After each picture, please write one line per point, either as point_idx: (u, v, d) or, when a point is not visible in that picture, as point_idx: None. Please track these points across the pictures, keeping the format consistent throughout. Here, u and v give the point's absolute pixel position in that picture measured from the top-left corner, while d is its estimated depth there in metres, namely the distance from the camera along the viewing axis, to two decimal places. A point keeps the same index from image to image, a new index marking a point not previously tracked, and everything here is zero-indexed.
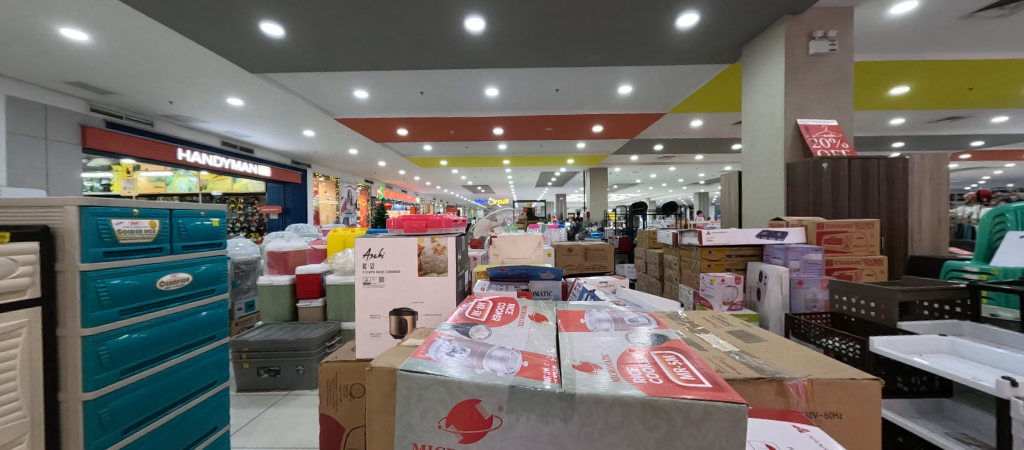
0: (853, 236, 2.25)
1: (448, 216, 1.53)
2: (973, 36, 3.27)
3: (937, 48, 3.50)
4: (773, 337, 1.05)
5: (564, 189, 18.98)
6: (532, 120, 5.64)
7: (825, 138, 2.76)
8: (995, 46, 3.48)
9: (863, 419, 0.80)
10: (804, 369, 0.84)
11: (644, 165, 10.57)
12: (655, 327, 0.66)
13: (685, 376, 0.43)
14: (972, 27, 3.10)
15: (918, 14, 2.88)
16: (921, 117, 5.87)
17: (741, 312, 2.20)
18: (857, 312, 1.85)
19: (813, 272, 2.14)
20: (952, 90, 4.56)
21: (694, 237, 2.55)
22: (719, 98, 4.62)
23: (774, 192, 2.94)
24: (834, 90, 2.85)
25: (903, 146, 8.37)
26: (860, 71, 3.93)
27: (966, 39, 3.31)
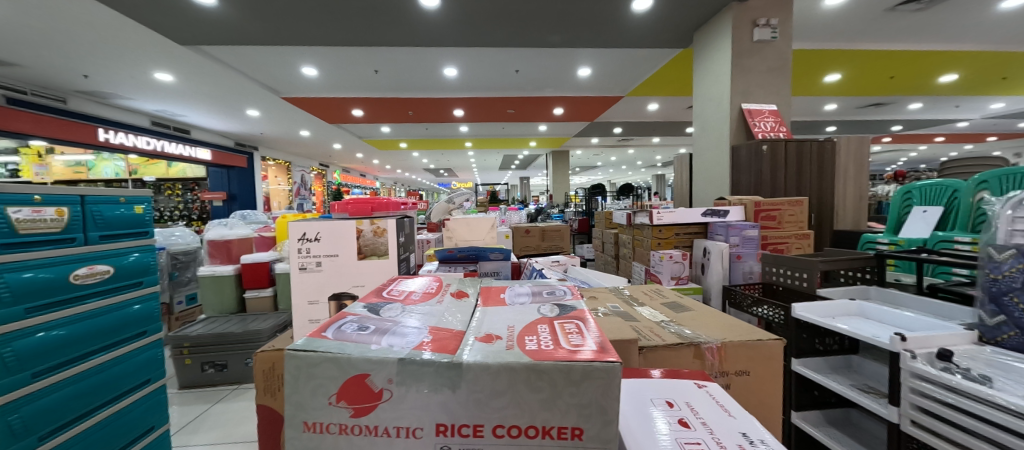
0: (786, 213, 2.44)
1: (395, 199, 1.54)
2: (896, 28, 3.55)
3: (866, 38, 3.77)
4: (702, 306, 1.21)
5: (528, 172, 19.08)
6: (492, 102, 5.54)
7: (766, 121, 2.92)
8: (914, 37, 3.81)
9: (770, 373, 0.94)
10: (722, 333, 0.98)
11: (605, 148, 10.83)
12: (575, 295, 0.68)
13: (575, 341, 0.46)
14: (896, 19, 3.36)
15: (849, 5, 3.07)
16: (851, 103, 6.37)
17: (686, 286, 2.37)
18: (784, 281, 2.06)
19: (749, 247, 2.32)
20: (877, 78, 4.97)
21: (645, 217, 2.65)
22: (674, 82, 4.76)
23: (721, 173, 3.11)
24: (775, 76, 3.00)
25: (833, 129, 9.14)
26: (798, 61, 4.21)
27: (887, 31, 3.61)
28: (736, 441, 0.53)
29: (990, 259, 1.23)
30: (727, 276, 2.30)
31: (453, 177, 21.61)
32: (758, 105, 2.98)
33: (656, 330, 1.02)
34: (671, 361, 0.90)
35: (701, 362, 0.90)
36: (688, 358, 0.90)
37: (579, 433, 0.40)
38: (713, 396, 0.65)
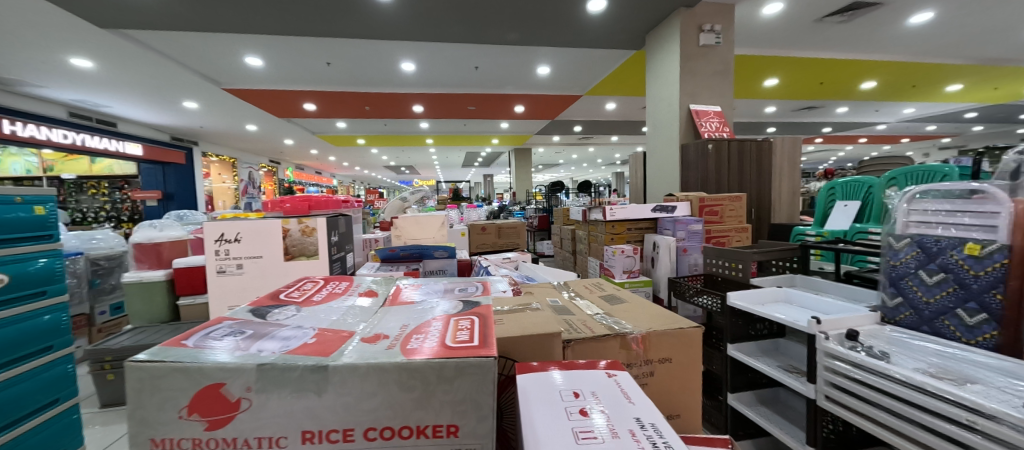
0: (727, 208, 2.60)
1: (335, 198, 1.50)
2: (824, 38, 3.87)
3: (799, 47, 4.09)
4: (635, 297, 1.27)
5: (492, 170, 19.12)
6: (451, 99, 5.47)
7: (711, 122, 3.09)
8: (838, 47, 4.18)
9: (690, 359, 1.00)
10: (648, 323, 1.03)
11: (567, 146, 11.06)
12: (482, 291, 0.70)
13: (460, 338, 0.46)
14: (823, 29, 3.67)
15: (783, 15, 3.32)
16: (787, 106, 6.91)
17: (637, 278, 2.50)
18: (723, 272, 2.20)
19: (694, 240, 2.46)
20: (809, 84, 5.40)
21: (599, 213, 2.73)
22: (630, 83, 4.92)
23: (671, 171, 3.26)
24: (719, 79, 3.18)
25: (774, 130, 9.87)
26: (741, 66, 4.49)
27: (816, 41, 3.94)
28: (629, 428, 0.55)
29: (891, 248, 1.39)
30: (673, 268, 2.44)
31: (418, 174, 21.18)
32: (704, 106, 3.14)
33: (589, 323, 1.05)
34: (599, 352, 0.94)
35: (628, 353, 0.95)
36: (615, 349, 0.94)
37: (455, 430, 0.40)
38: (620, 385, 0.68)
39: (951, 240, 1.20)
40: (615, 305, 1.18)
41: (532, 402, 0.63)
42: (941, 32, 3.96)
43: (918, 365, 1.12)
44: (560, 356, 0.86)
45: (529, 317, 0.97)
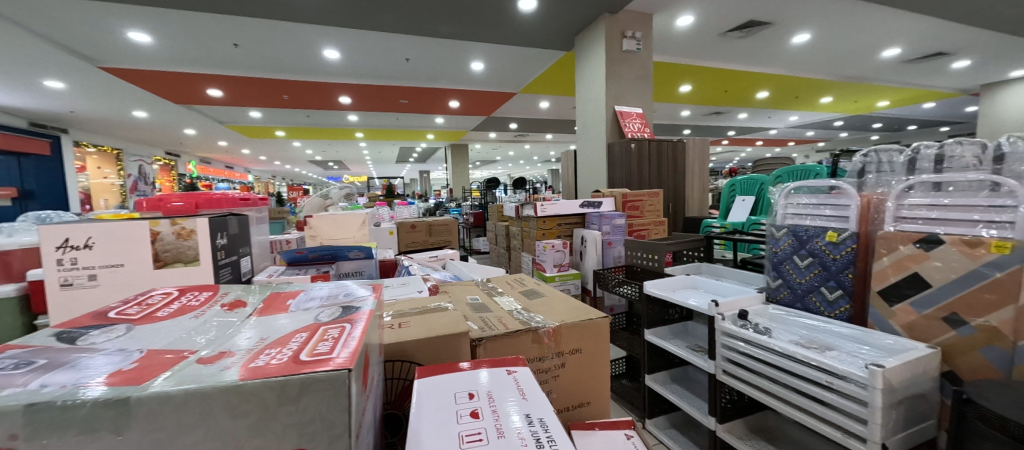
0: (646, 203, 2.85)
1: (232, 196, 1.41)
2: (726, 51, 4.39)
3: (707, 58, 4.60)
4: (553, 290, 1.32)
5: (431, 165, 18.77)
6: (382, 90, 5.21)
7: (633, 123, 3.33)
8: (738, 60, 4.77)
9: (599, 347, 1.07)
10: (561, 316, 1.08)
11: (504, 143, 11.28)
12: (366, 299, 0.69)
13: (319, 350, 0.44)
14: (726, 43, 4.14)
15: (693, 28, 3.68)
16: (699, 111, 7.72)
17: (567, 271, 2.77)
18: (643, 262, 2.45)
19: (618, 234, 2.68)
20: (716, 91, 6.11)
21: (531, 209, 2.88)
22: (561, 83, 5.13)
23: (599, 168, 3.46)
24: (640, 83, 3.43)
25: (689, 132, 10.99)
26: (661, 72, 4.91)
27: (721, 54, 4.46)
28: (515, 426, 0.56)
29: (772, 236, 1.73)
30: (599, 261, 2.70)
31: (351, 169, 19.91)
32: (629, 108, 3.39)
33: (505, 319, 1.07)
34: (512, 348, 0.96)
35: (540, 346, 0.98)
36: (528, 343, 0.97)
37: None
38: (518, 381, 0.70)
39: (815, 229, 1.55)
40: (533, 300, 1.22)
41: (424, 411, 0.61)
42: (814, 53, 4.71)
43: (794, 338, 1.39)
44: (466, 356, 0.88)
45: (438, 321, 0.98)
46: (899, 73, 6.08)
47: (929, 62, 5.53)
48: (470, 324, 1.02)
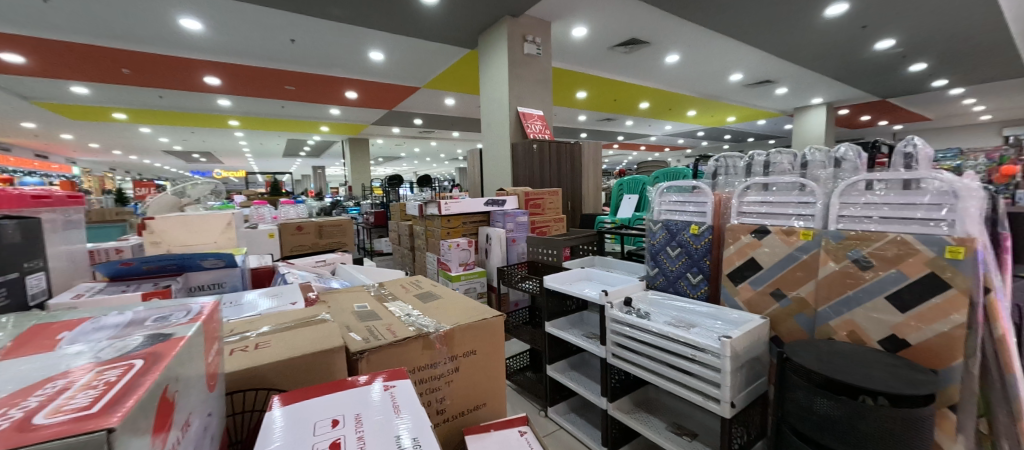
0: (547, 201, 3.03)
1: (24, 195, 1.09)
2: (613, 64, 4.99)
3: (598, 69, 5.17)
4: (449, 293, 1.40)
5: (328, 160, 17.53)
6: (260, 75, 5.06)
7: (535, 124, 3.50)
8: (622, 73, 5.46)
9: (491, 346, 1.17)
10: (454, 319, 1.14)
11: (407, 139, 11.23)
12: (182, 321, 0.58)
13: (76, 403, 0.33)
14: (612, 58, 4.69)
15: (584, 40, 4.05)
16: (593, 116, 8.62)
17: (472, 270, 2.81)
18: (544, 258, 2.74)
19: (521, 230, 2.86)
20: (607, 98, 6.94)
21: (435, 208, 2.89)
22: (462, 81, 5.30)
23: (504, 168, 3.55)
24: (542, 88, 3.60)
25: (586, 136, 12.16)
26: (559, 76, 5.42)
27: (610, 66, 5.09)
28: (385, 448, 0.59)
29: (652, 230, 2.51)
30: (504, 257, 2.83)
31: (221, 160, 16.92)
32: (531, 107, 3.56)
33: (395, 326, 1.09)
34: (399, 357, 0.98)
35: (430, 352, 1.03)
36: (416, 350, 1.00)
37: None
38: (394, 398, 0.74)
39: (683, 225, 2.35)
40: (429, 303, 1.27)
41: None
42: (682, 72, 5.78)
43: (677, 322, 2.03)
44: (339, 375, 0.88)
45: (311, 337, 0.93)
46: (741, 95, 7.79)
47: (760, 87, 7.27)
48: (353, 335, 1.00)
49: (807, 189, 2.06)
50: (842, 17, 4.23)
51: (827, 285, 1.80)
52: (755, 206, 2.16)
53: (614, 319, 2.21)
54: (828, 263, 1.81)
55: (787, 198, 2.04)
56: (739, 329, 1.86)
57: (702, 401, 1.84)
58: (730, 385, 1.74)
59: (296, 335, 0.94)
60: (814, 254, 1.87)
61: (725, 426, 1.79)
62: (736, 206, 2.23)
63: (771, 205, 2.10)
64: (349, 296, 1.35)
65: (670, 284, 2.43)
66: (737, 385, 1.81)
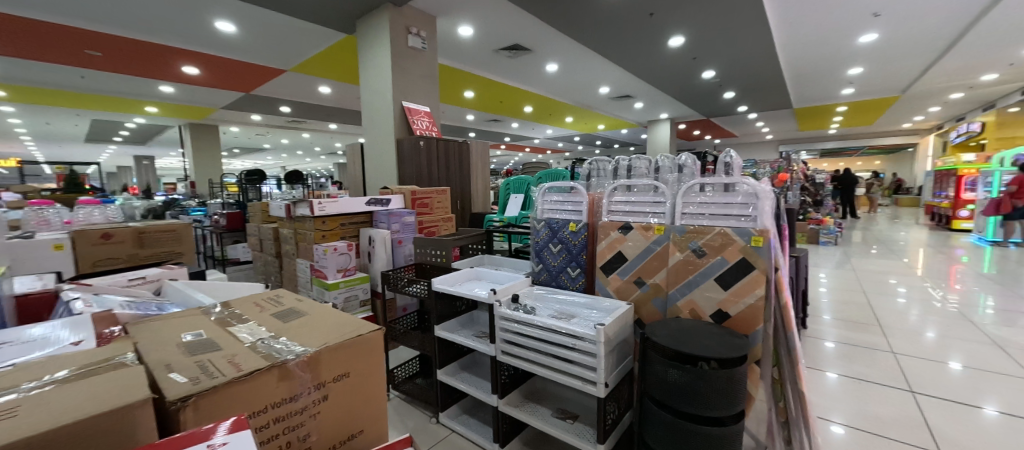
0: (435, 201, 3.11)
1: None
2: (489, 62, 5.85)
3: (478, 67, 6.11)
4: (318, 308, 1.22)
5: (164, 147, 15.06)
6: (72, 40, 4.71)
7: (421, 120, 3.64)
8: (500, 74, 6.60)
9: (367, 364, 1.05)
10: (323, 338, 0.98)
11: (272, 127, 11.26)
12: None
13: None
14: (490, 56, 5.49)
15: (463, 37, 4.60)
16: (481, 117, 10.49)
17: (353, 275, 2.74)
18: (433, 260, 2.74)
19: (408, 231, 2.88)
20: (495, 100, 8.51)
21: (307, 209, 2.70)
22: (333, 66, 6.01)
23: (389, 163, 3.57)
24: (429, 82, 3.85)
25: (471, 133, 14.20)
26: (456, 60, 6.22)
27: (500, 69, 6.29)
28: None
29: (536, 228, 2.58)
30: (390, 261, 2.80)
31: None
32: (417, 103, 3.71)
33: (241, 356, 0.87)
34: (244, 396, 0.77)
35: (290, 383, 0.85)
36: (268, 383, 0.81)
37: None
38: None
39: (564, 223, 2.47)
40: (291, 322, 1.07)
41: None
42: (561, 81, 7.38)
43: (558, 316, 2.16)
44: (146, 439, 0.63)
45: (98, 390, 0.64)
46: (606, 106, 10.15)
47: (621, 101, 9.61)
48: (174, 377, 0.75)
49: (659, 190, 2.35)
50: (680, 49, 5.88)
51: (675, 271, 2.13)
52: (621, 205, 2.37)
53: (504, 317, 2.23)
54: (675, 253, 2.12)
55: (645, 198, 2.29)
56: (610, 315, 2.07)
57: (581, 386, 1.96)
58: (604, 367, 1.91)
59: (74, 389, 0.64)
60: (665, 245, 2.16)
61: (601, 406, 1.93)
62: (606, 206, 2.41)
63: (633, 205, 2.34)
64: (172, 326, 1.02)
65: (553, 278, 2.55)
66: (609, 366, 1.99)
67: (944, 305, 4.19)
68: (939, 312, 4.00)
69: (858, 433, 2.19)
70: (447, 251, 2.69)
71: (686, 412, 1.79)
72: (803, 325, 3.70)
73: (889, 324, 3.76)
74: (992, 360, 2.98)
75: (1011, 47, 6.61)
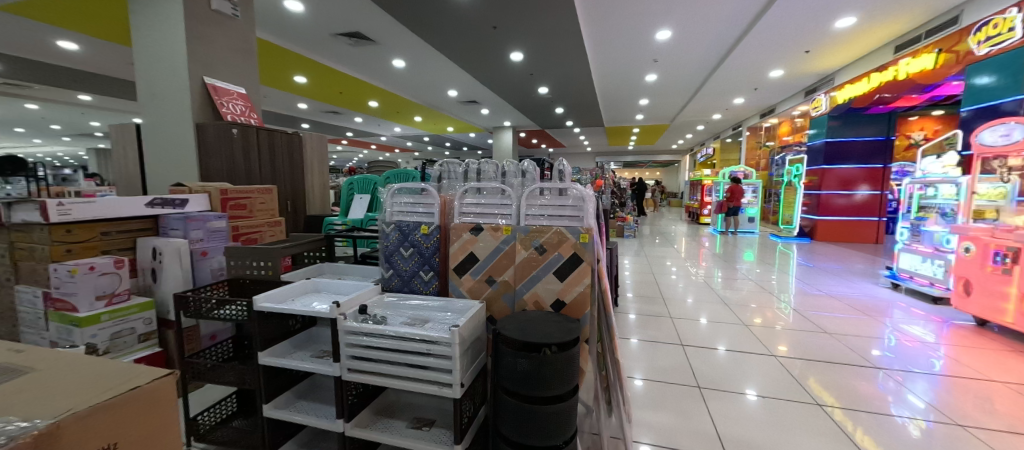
0: (255, 201, 3.15)
1: None
2: (309, 39, 5.90)
3: (295, 43, 6.10)
4: (51, 363, 0.83)
5: None
6: None
7: (233, 105, 4.03)
8: (325, 55, 6.68)
9: (146, 427, 0.78)
10: (76, 398, 0.68)
11: None
12: None
13: None
14: (310, 30, 5.52)
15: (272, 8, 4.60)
16: (314, 106, 11.00)
17: (125, 302, 2.22)
18: (254, 273, 2.45)
19: (216, 240, 2.67)
20: (333, 90, 8.97)
21: (36, 213, 2.05)
22: (75, 15, 4.85)
23: (188, 149, 3.68)
24: (232, 58, 4.13)
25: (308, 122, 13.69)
26: (296, 36, 5.74)
27: (336, 53, 6.56)
28: None
29: (384, 233, 2.42)
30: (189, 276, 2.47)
31: None
32: (225, 85, 4.02)
33: None
34: None
35: None
36: None
37: None
38: None
39: (414, 225, 2.37)
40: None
41: None
42: (406, 77, 7.97)
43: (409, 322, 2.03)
44: None
45: None
46: (451, 110, 11.39)
47: (467, 106, 10.72)
48: None
49: (505, 193, 2.44)
50: (521, 64, 6.96)
51: (521, 269, 2.19)
52: (471, 207, 2.38)
53: (350, 331, 1.97)
54: (520, 251, 2.19)
55: (492, 200, 2.34)
56: (464, 315, 2.03)
57: (437, 390, 1.86)
58: (460, 366, 1.87)
59: None
60: (511, 245, 2.22)
61: (456, 408, 1.87)
62: (457, 208, 2.39)
63: (483, 206, 2.36)
64: None
65: (405, 283, 2.43)
66: (464, 365, 1.94)
67: (695, 278, 5.87)
68: (695, 283, 5.60)
69: (651, 383, 2.84)
70: (276, 262, 2.39)
71: (531, 396, 1.83)
72: (615, 304, 4.56)
73: (666, 295, 5.05)
74: (721, 314, 4.32)
75: (721, 97, 10.09)
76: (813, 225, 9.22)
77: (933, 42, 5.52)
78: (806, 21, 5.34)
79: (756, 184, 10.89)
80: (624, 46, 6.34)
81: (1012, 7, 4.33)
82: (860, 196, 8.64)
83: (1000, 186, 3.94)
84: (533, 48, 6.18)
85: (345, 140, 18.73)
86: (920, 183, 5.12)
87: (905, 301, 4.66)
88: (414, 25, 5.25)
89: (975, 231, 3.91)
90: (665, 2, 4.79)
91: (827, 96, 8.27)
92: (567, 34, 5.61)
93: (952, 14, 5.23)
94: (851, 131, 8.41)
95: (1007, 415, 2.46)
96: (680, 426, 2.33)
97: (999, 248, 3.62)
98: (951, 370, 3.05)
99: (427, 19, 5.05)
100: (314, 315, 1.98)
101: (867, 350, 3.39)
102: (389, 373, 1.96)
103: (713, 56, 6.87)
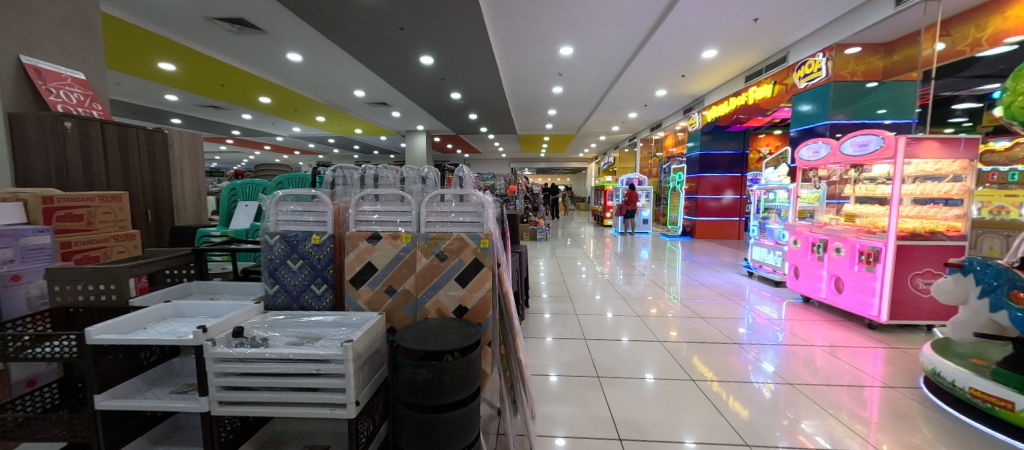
0: (98, 211, 2.62)
1: None
2: (177, 23, 5.15)
3: (159, 24, 5.25)
4: None
5: None
6: None
7: (66, 94, 3.38)
8: (200, 41, 5.85)
9: None
10: None
11: None
12: None
13: None
14: (180, 12, 4.81)
15: None
16: (187, 98, 9.42)
17: None
18: (89, 299, 2.01)
19: (34, 260, 2.13)
20: (213, 81, 7.86)
21: None
22: None
23: None
24: (62, 38, 3.46)
25: (179, 115, 11.64)
26: (154, 12, 4.84)
27: (210, 39, 5.72)
28: None
29: (267, 244, 2.22)
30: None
31: None
32: (54, 69, 3.36)
33: None
34: None
35: None
36: None
37: None
38: None
39: (303, 236, 2.21)
40: None
41: None
42: (304, 73, 7.31)
43: (293, 343, 1.82)
44: None
45: None
46: (359, 111, 10.81)
47: (377, 108, 10.29)
48: None
49: (406, 199, 2.39)
50: (431, 68, 6.89)
51: (422, 277, 2.15)
52: (369, 215, 2.27)
53: (219, 359, 1.68)
54: (421, 258, 2.16)
55: (391, 207, 2.27)
56: (360, 329, 1.90)
57: (329, 413, 1.69)
58: (355, 385, 1.73)
59: None
60: (411, 252, 2.18)
61: (352, 429, 1.73)
62: (353, 216, 2.27)
63: (381, 213, 2.28)
64: None
65: (294, 300, 2.22)
66: (361, 382, 1.81)
67: (599, 276, 6.43)
68: (600, 281, 6.14)
69: (557, 379, 3.02)
70: (123, 285, 2.02)
71: (433, 405, 1.77)
72: (528, 306, 4.76)
73: (574, 293, 5.45)
74: (621, 308, 4.79)
75: (618, 111, 11.31)
76: (693, 225, 10.79)
77: (771, 75, 6.90)
78: (679, 49, 6.22)
79: (649, 189, 12.39)
80: (532, 60, 6.79)
81: (818, 52, 5.75)
82: (727, 200, 10.39)
83: (815, 191, 5.11)
84: (444, 54, 6.25)
85: (230, 138, 16.22)
86: (764, 189, 6.41)
87: (756, 285, 5.74)
88: (309, 18, 4.87)
89: (800, 227, 5.00)
90: (559, 22, 5.23)
91: (699, 115, 9.75)
92: (475, 42, 5.76)
93: (781, 55, 6.61)
94: (718, 145, 10.09)
95: (824, 371, 3.16)
96: (580, 416, 2.51)
97: (816, 240, 4.66)
98: (788, 339, 3.82)
99: (324, 14, 4.74)
100: (173, 343, 1.66)
101: (731, 330, 4.06)
102: (271, 402, 1.73)
103: (609, 74, 7.66)
